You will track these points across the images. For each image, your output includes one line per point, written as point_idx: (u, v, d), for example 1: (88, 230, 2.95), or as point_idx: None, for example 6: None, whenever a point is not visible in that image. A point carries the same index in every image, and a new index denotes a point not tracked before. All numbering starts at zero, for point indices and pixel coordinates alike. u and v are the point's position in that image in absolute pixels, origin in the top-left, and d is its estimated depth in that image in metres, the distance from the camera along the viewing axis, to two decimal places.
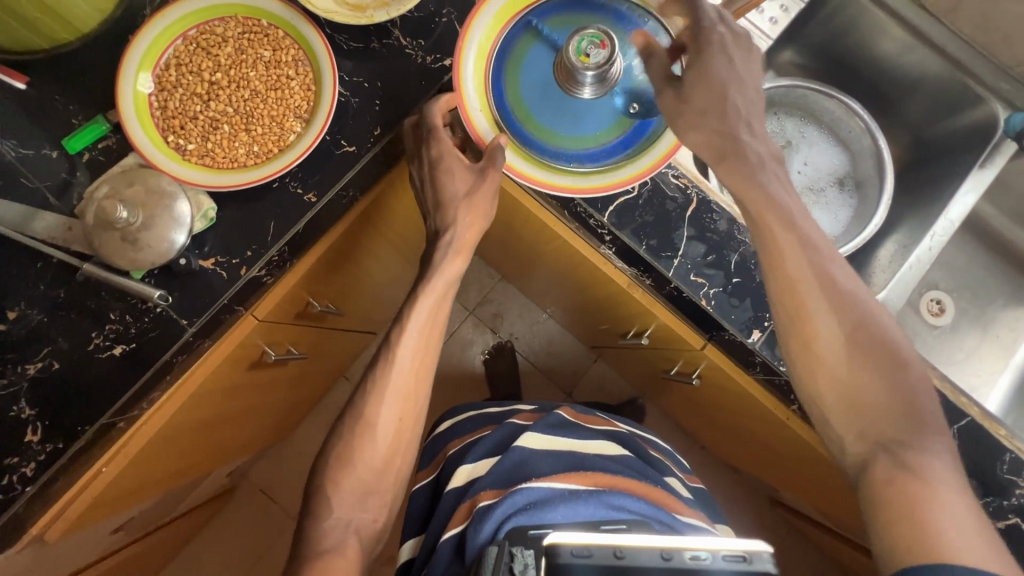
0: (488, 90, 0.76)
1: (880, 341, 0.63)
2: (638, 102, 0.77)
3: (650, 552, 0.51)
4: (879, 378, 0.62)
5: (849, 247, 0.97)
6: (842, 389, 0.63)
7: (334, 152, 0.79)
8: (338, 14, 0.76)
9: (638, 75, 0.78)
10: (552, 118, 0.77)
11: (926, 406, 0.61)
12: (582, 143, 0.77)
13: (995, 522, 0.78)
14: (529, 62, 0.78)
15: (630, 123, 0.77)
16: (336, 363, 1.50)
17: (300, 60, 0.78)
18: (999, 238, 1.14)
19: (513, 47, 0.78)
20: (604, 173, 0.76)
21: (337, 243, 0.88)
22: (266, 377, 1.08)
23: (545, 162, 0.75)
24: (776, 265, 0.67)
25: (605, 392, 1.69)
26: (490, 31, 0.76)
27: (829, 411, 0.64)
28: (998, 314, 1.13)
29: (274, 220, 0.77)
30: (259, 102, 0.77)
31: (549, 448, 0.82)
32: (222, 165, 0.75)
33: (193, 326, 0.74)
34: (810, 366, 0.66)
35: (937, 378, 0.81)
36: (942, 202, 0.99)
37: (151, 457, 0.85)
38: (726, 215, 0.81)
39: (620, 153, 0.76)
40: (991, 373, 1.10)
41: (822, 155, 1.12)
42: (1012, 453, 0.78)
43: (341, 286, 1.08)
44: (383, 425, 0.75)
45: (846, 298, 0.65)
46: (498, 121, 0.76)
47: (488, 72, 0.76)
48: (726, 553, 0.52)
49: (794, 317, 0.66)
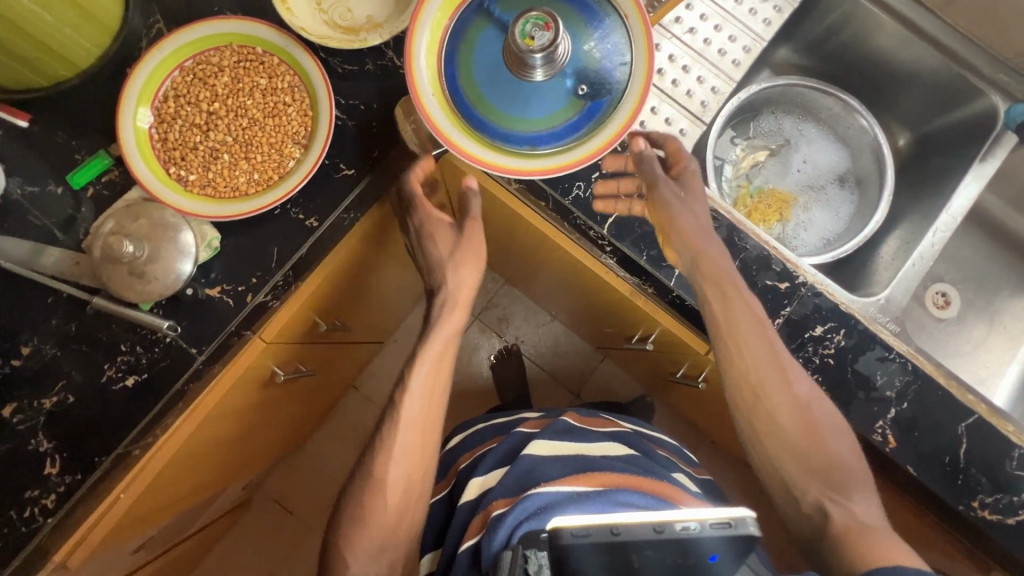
0: (438, 75, 0.67)
1: (825, 419, 0.72)
2: (590, 82, 0.67)
3: (643, 526, 0.51)
4: (829, 451, 0.70)
5: (850, 246, 0.98)
6: (800, 460, 0.70)
7: (333, 176, 0.79)
8: (331, 39, 0.77)
9: (592, 55, 0.67)
10: (504, 102, 0.67)
11: (861, 471, 0.71)
12: (537, 126, 0.67)
13: (1007, 518, 0.77)
14: (480, 45, 0.68)
15: (583, 104, 0.67)
16: (343, 375, 1.51)
17: (296, 86, 0.78)
18: (1003, 228, 1.14)
19: (464, 31, 0.68)
20: (557, 158, 0.66)
21: (339, 266, 0.89)
22: (276, 394, 1.10)
23: (496, 147, 0.66)
24: (735, 360, 0.74)
25: (613, 392, 1.70)
26: (442, 15, 0.67)
27: (790, 477, 0.71)
28: (1004, 305, 1.13)
29: (278, 246, 0.78)
30: (257, 130, 0.77)
31: (557, 455, 0.83)
32: (225, 194, 0.76)
33: (203, 354, 0.76)
34: (770, 440, 0.72)
35: (945, 375, 0.81)
36: (945, 196, 0.98)
37: (166, 482, 0.87)
38: (726, 221, 0.84)
39: (573, 136, 0.66)
40: (999, 364, 1.09)
41: (821, 153, 1.12)
42: (1021, 449, 0.78)
43: (348, 302, 1.09)
44: (392, 479, 0.76)
45: (795, 378, 0.72)
46: (448, 105, 0.66)
47: (439, 57, 0.67)
48: (713, 521, 0.51)
49: (754, 400, 0.73)
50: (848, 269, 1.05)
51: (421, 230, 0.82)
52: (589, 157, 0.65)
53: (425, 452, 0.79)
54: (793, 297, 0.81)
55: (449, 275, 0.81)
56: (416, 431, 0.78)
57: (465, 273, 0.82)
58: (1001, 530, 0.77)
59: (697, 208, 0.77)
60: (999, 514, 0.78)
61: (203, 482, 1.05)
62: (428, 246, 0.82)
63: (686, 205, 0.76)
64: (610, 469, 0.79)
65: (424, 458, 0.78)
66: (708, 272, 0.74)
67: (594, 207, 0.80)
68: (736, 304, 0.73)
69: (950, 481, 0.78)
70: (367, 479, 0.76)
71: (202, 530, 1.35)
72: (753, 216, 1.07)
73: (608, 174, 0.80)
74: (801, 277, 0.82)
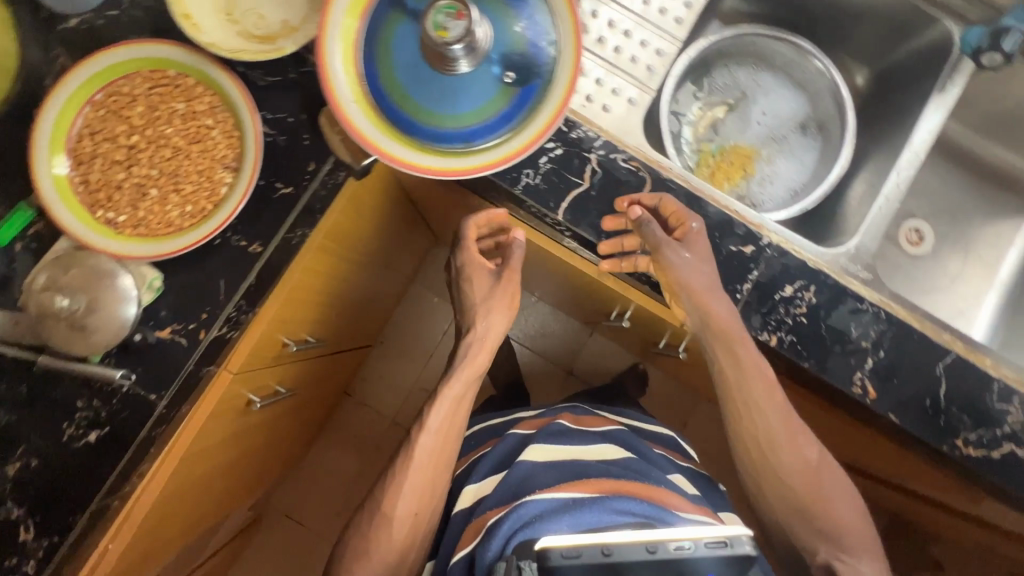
0: (358, 79, 0.63)
1: (830, 483, 0.77)
2: (518, 66, 0.63)
3: (635, 547, 0.52)
4: (833, 511, 0.76)
5: (816, 196, 0.96)
6: (803, 518, 0.76)
7: (272, 197, 0.76)
8: (246, 52, 0.72)
9: (517, 35, 0.63)
10: (432, 100, 0.63)
11: (863, 530, 0.76)
12: (466, 122, 0.63)
13: (991, 451, 0.78)
14: (398, 42, 0.63)
15: (514, 91, 0.63)
16: (332, 385, 1.50)
17: (216, 106, 0.74)
18: (971, 155, 1.12)
19: (378, 28, 0.63)
20: (495, 151, 0.63)
21: (301, 286, 0.87)
22: (259, 419, 1.09)
23: (429, 149, 0.63)
24: (744, 418, 0.78)
25: (605, 365, 1.70)
26: (352, 15, 0.62)
27: (793, 528, 0.78)
28: (978, 233, 1.12)
29: (224, 278, 0.75)
30: (182, 159, 0.73)
31: (551, 462, 0.82)
32: (159, 231, 0.72)
33: (164, 399, 0.73)
34: (775, 495, 0.78)
35: (921, 318, 0.81)
36: (907, 132, 0.95)
37: (160, 522, 0.87)
38: (684, 190, 0.81)
39: (508, 126, 0.63)
40: (977, 293, 1.09)
41: (780, 101, 1.09)
42: (999, 381, 0.78)
43: (318, 316, 1.07)
44: (399, 517, 0.78)
45: (802, 441, 0.77)
46: (374, 112, 0.63)
47: (356, 59, 0.63)
48: (708, 540, 0.52)
49: (761, 458, 0.78)
50: (817, 221, 1.03)
51: (463, 269, 0.89)
52: (524, 150, 0.63)
53: (434, 487, 0.81)
54: (759, 260, 0.80)
55: (479, 319, 0.86)
56: (428, 463, 0.80)
57: (495, 318, 0.86)
58: (986, 464, 0.78)
59: (709, 269, 0.76)
60: (983, 448, 0.78)
61: (207, 510, 1.06)
62: (466, 287, 0.89)
63: (699, 268, 0.75)
64: (603, 475, 0.78)
65: (432, 498, 0.80)
66: (717, 331, 0.76)
67: (545, 191, 0.78)
68: (744, 366, 0.76)
69: (933, 423, 0.78)
70: (376, 514, 0.79)
71: (213, 555, 1.36)
72: (717, 176, 1.05)
73: (558, 158, 0.78)
74: (766, 238, 0.80)
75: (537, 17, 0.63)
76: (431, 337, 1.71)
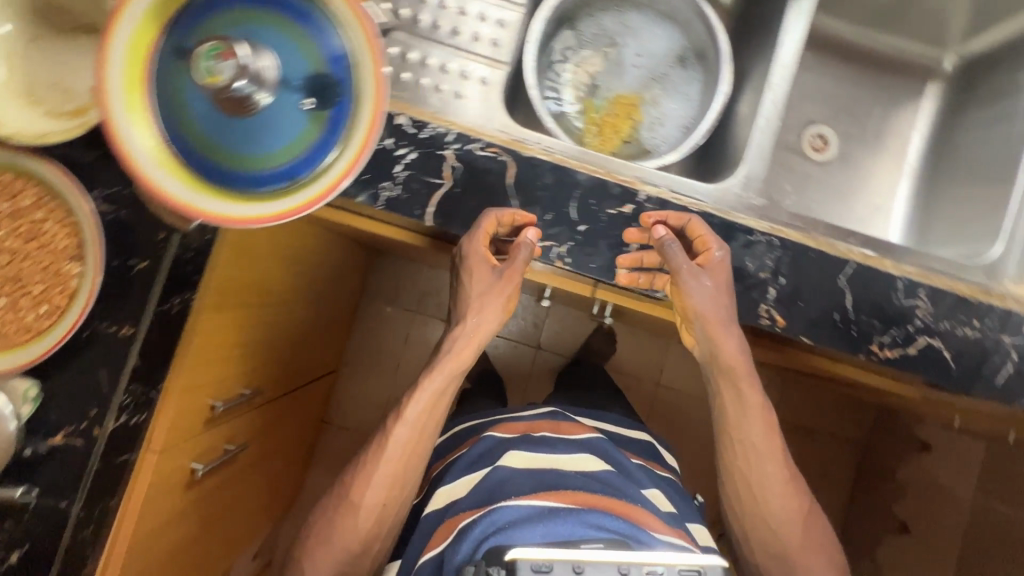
0: (158, 140, 0.56)
1: (813, 530, 0.84)
2: (321, 86, 0.60)
3: (608, 567, 0.61)
4: (805, 548, 0.83)
5: (703, 129, 0.93)
6: (776, 554, 0.84)
7: (128, 275, 0.75)
8: (54, 133, 0.68)
9: (307, 57, 0.60)
10: (247, 146, 0.59)
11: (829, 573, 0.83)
12: (286, 155, 0.60)
13: (908, 348, 0.78)
14: (188, 93, 0.57)
15: (326, 113, 0.60)
16: (306, 414, 1.52)
17: (42, 197, 0.70)
18: (856, 47, 1.09)
19: (160, 83, 0.56)
20: (328, 178, 0.60)
21: (216, 336, 0.89)
22: (224, 474, 1.10)
23: (259, 197, 0.58)
24: (745, 458, 0.84)
25: (568, 332, 1.70)
26: (129, 73, 0.55)
27: (763, 566, 0.85)
28: (880, 124, 1.10)
29: (105, 366, 0.74)
30: (19, 257, 0.68)
31: (531, 469, 0.86)
32: (18, 338, 0.68)
33: (76, 504, 0.73)
34: (756, 530, 0.85)
35: (816, 234, 0.80)
36: (773, 44, 0.92)
37: (151, 561, 0.89)
38: (550, 164, 0.78)
39: (332, 150, 0.60)
40: (890, 185, 1.09)
41: (652, 38, 1.05)
42: (903, 277, 0.78)
43: (258, 360, 1.09)
44: (366, 505, 0.81)
45: (795, 488, 0.84)
46: (188, 175, 0.57)
47: (149, 116, 0.56)
48: (683, 567, 0.62)
49: (754, 500, 0.84)
50: (713, 153, 1.01)
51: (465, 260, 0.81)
52: (356, 166, 0.60)
53: (404, 480, 0.83)
54: (639, 216, 0.78)
55: (470, 316, 0.82)
56: (402, 448, 0.82)
57: (488, 317, 0.82)
58: (906, 361, 0.78)
59: (728, 302, 0.76)
60: (899, 347, 0.78)
61: (205, 537, 1.09)
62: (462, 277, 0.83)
63: (722, 302, 0.76)
64: (583, 487, 0.82)
65: (402, 488, 0.83)
66: (725, 367, 0.81)
67: (408, 198, 0.77)
68: (746, 408, 0.83)
69: (846, 335, 0.78)
70: (342, 500, 0.82)
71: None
72: (604, 133, 1.02)
73: (414, 163, 0.77)
74: (643, 193, 0.79)
75: (321, 31, 0.59)
76: (393, 346, 1.72)
